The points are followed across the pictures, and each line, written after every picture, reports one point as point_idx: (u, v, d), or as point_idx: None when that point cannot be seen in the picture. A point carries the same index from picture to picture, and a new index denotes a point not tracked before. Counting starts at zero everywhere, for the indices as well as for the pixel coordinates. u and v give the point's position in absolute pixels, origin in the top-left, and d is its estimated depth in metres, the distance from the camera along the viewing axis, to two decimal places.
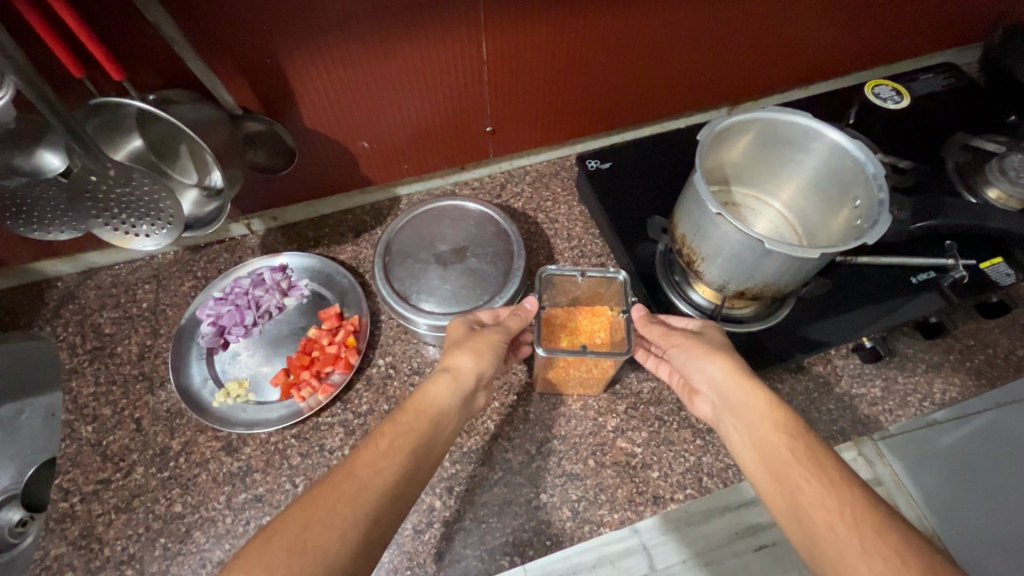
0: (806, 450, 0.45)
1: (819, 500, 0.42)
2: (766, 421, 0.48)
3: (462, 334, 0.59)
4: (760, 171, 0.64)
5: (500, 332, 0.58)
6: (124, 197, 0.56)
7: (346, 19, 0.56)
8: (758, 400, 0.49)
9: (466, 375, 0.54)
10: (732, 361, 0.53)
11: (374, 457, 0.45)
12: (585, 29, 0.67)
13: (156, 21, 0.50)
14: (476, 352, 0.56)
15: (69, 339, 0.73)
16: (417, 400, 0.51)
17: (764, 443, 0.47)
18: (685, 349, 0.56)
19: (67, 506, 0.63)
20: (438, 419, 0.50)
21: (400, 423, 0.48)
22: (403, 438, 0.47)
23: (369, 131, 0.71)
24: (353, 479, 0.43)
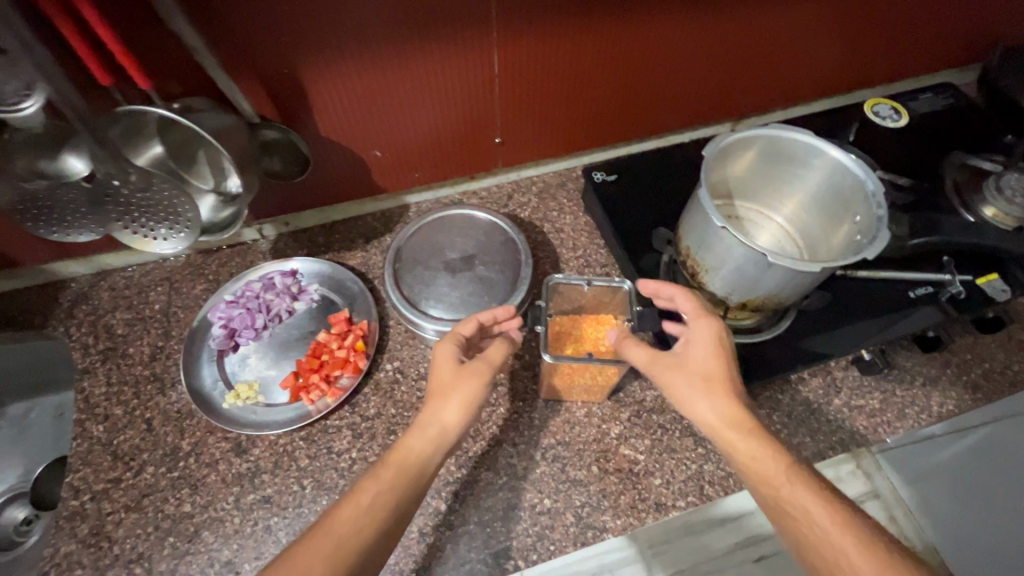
0: (801, 479, 0.46)
1: (820, 524, 0.44)
2: (761, 450, 0.48)
3: (447, 376, 0.56)
4: (762, 186, 0.66)
5: (486, 368, 0.57)
6: (144, 202, 0.57)
7: (363, 32, 0.58)
8: (750, 437, 0.49)
9: (448, 431, 0.54)
10: (728, 400, 0.51)
11: (352, 514, 0.47)
12: (593, 45, 0.69)
13: (181, 31, 0.51)
14: (463, 401, 0.55)
15: (83, 340, 0.75)
16: (395, 454, 0.52)
17: (761, 470, 0.48)
18: (667, 384, 0.54)
19: (78, 504, 0.64)
20: (418, 474, 0.51)
21: (377, 481, 0.50)
22: (383, 494, 0.49)
23: (380, 140, 0.73)
24: (329, 536, 0.46)
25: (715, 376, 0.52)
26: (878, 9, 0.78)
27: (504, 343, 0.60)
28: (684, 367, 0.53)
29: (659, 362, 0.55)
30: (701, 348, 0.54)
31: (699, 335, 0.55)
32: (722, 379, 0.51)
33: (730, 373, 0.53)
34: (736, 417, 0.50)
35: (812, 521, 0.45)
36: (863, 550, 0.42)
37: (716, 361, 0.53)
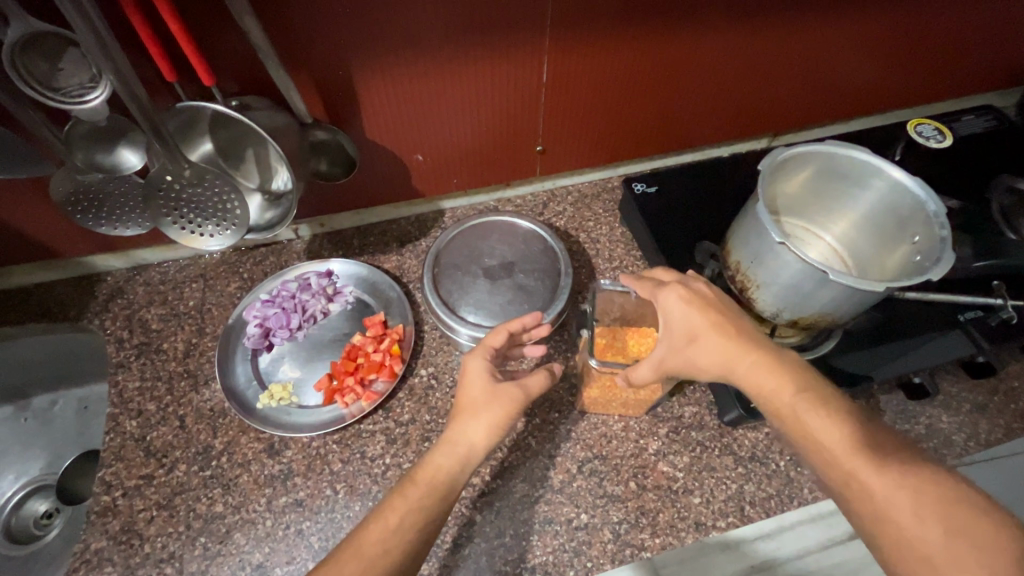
0: (810, 402, 0.46)
1: (830, 433, 0.44)
2: (768, 380, 0.48)
3: (477, 393, 0.54)
4: (812, 204, 0.65)
5: (517, 393, 0.53)
6: (194, 197, 0.58)
7: (421, 35, 0.58)
8: (754, 367, 0.48)
9: (477, 451, 0.51)
10: (725, 346, 0.50)
11: (382, 533, 0.46)
12: (642, 56, 0.69)
13: (247, 29, 0.51)
14: (490, 422, 0.52)
15: (117, 334, 0.74)
16: (423, 472, 0.49)
17: (771, 398, 0.47)
18: (689, 369, 0.52)
19: (109, 500, 0.63)
20: (449, 491, 0.49)
21: (406, 499, 0.48)
22: (412, 513, 0.47)
23: (425, 145, 0.73)
24: (357, 555, 0.45)
25: (706, 325, 0.51)
26: (927, 28, 0.77)
27: (543, 375, 0.56)
28: (672, 333, 0.53)
29: (663, 356, 0.53)
30: (675, 311, 0.53)
31: (666, 302, 0.53)
32: (711, 331, 0.50)
33: (719, 316, 0.51)
34: (738, 352, 0.49)
35: (823, 440, 0.44)
36: (883, 470, 0.41)
37: (701, 315, 0.51)
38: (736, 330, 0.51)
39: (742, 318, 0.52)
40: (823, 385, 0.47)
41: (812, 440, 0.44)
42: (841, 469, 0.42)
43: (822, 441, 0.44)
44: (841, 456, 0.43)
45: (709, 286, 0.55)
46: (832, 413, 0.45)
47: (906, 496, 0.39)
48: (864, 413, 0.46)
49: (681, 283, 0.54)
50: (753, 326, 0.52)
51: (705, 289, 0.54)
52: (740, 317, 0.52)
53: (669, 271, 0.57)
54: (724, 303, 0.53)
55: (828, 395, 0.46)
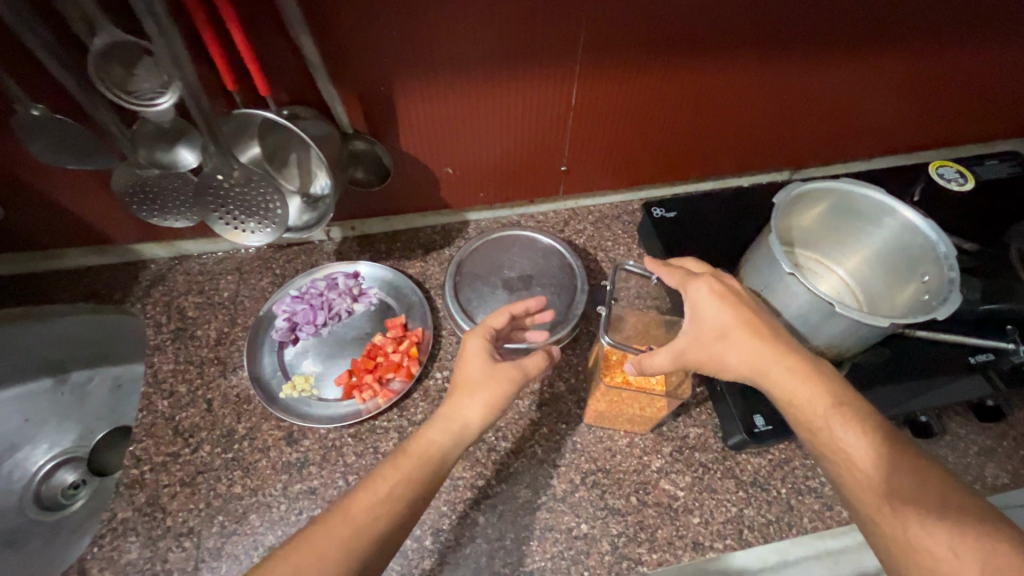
0: (843, 416, 0.48)
1: (860, 453, 0.46)
2: (800, 389, 0.50)
3: (478, 372, 0.56)
4: (826, 238, 0.67)
5: (514, 372, 0.56)
6: (240, 197, 0.62)
7: (460, 58, 0.62)
8: (788, 374, 0.51)
9: (471, 427, 0.54)
10: (754, 345, 0.53)
11: (371, 502, 0.48)
12: (667, 85, 0.72)
13: (303, 47, 0.56)
14: (487, 400, 0.55)
15: (156, 318, 0.79)
16: (417, 444, 0.52)
17: (804, 409, 0.50)
18: (711, 365, 0.55)
19: (137, 473, 0.67)
20: (438, 469, 0.51)
21: (396, 470, 0.51)
22: (402, 484, 0.50)
23: (455, 159, 0.77)
24: (346, 521, 0.47)
25: (739, 327, 0.54)
26: (951, 73, 0.79)
27: (542, 357, 0.58)
28: (701, 330, 0.55)
29: (685, 348, 0.55)
30: (707, 306, 0.55)
31: (698, 296, 0.56)
32: (742, 330, 0.53)
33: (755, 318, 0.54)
34: (771, 356, 0.52)
35: (857, 459, 0.46)
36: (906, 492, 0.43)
37: (733, 314, 0.54)
38: (767, 332, 0.53)
39: (773, 321, 0.55)
40: (859, 402, 0.49)
41: (846, 459, 0.47)
42: (870, 489, 0.45)
43: (859, 461, 0.46)
44: (869, 477, 0.45)
45: (739, 285, 0.58)
46: (862, 430, 0.47)
47: (935, 524, 0.41)
48: (901, 436, 0.47)
49: (714, 278, 0.57)
50: (784, 331, 0.55)
51: (735, 286, 0.58)
52: (770, 319, 0.55)
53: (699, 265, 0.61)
54: (754, 304, 0.57)
55: (862, 410, 0.48)
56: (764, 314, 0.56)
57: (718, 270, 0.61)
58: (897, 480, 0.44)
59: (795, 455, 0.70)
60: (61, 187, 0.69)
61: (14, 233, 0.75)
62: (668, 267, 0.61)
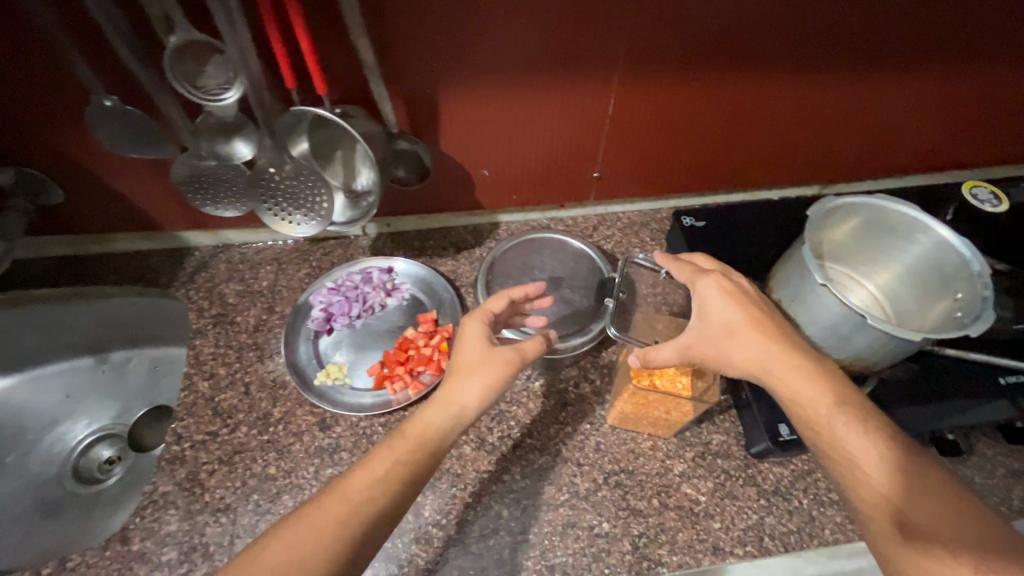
0: (846, 416, 0.48)
1: (862, 452, 0.46)
2: (804, 388, 0.51)
3: (475, 354, 0.58)
4: (858, 253, 0.67)
5: (514, 356, 0.58)
6: (290, 189, 0.65)
7: (505, 64, 0.65)
8: (793, 371, 0.52)
9: (468, 411, 0.55)
10: (760, 342, 0.54)
11: (366, 481, 0.49)
12: (702, 96, 0.73)
13: (360, 50, 0.59)
14: (483, 384, 0.56)
15: (198, 303, 0.83)
16: (414, 427, 0.53)
17: (808, 408, 0.50)
18: (717, 360, 0.56)
19: (178, 450, 0.70)
20: (434, 451, 0.52)
21: (393, 450, 0.51)
22: (399, 464, 0.50)
23: (491, 162, 0.79)
24: (341, 500, 0.48)
25: (745, 324, 0.55)
26: (988, 94, 0.79)
27: (539, 341, 0.61)
28: (708, 328, 0.56)
29: (691, 342, 0.57)
30: (715, 302, 0.57)
31: (707, 292, 0.58)
32: (748, 327, 0.55)
33: (759, 316, 0.56)
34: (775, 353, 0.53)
35: (858, 459, 0.46)
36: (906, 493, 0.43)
37: (739, 311, 0.56)
38: (772, 329, 0.55)
39: (778, 320, 0.56)
40: (863, 402, 0.49)
41: (848, 459, 0.47)
42: (869, 488, 0.45)
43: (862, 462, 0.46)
44: (870, 476, 0.45)
45: (747, 283, 0.60)
46: (865, 429, 0.47)
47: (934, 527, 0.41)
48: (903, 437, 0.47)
49: (723, 276, 0.59)
50: (789, 329, 0.56)
51: (744, 285, 0.59)
52: (777, 319, 0.57)
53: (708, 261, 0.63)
54: (761, 302, 0.58)
55: (868, 411, 0.48)
56: (773, 314, 0.57)
57: (728, 267, 0.63)
58: (900, 481, 0.44)
59: (818, 467, 0.70)
60: (118, 174, 0.72)
61: (70, 216, 0.79)
62: (680, 262, 0.62)
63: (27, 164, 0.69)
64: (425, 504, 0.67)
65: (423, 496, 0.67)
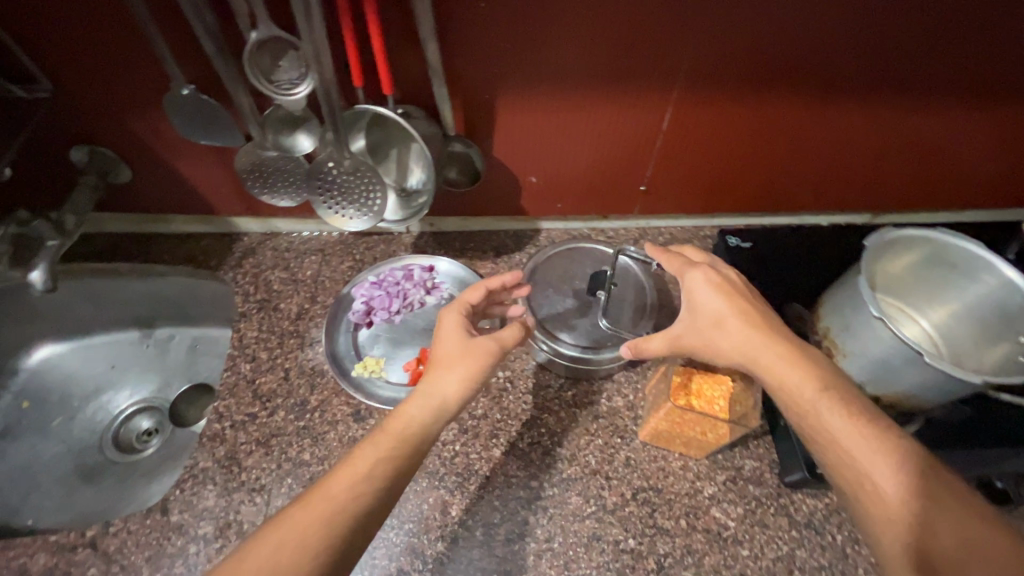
0: (830, 401, 0.49)
1: (847, 436, 0.47)
2: (790, 374, 0.52)
3: (453, 347, 0.58)
4: (914, 287, 0.66)
5: (493, 347, 0.58)
6: (345, 184, 0.67)
7: (566, 74, 0.65)
8: (804, 384, 0.50)
9: (450, 402, 0.55)
10: (747, 333, 0.55)
11: (350, 479, 0.47)
12: (758, 117, 0.72)
13: (429, 54, 0.60)
14: (464, 373, 0.56)
15: (245, 287, 0.85)
16: (395, 421, 0.53)
17: (792, 392, 0.51)
18: (704, 349, 0.57)
19: (219, 428, 0.72)
20: (419, 443, 0.52)
21: (375, 447, 0.50)
22: (382, 460, 0.49)
23: (539, 169, 0.80)
24: (326, 499, 0.46)
25: (747, 330, 0.55)
26: None
27: (518, 327, 0.62)
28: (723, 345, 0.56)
29: (680, 333, 0.58)
30: (703, 294, 0.58)
31: (695, 284, 0.59)
32: (735, 318, 0.55)
33: (783, 335, 0.54)
34: (773, 364, 0.53)
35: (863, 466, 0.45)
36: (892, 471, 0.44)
37: (727, 302, 0.57)
38: (759, 319, 0.55)
39: (767, 311, 0.57)
40: (844, 386, 0.50)
41: (853, 467, 0.46)
42: (854, 469, 0.46)
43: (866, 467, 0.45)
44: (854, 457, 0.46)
45: (736, 275, 0.60)
46: (849, 414, 0.48)
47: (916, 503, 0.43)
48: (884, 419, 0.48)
49: (711, 268, 0.60)
50: (776, 320, 0.56)
51: (734, 277, 0.60)
52: (764, 310, 0.57)
53: (700, 253, 0.64)
54: (749, 293, 0.59)
55: (849, 394, 0.49)
56: (769, 314, 0.57)
57: (716, 257, 0.64)
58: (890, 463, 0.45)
59: None
60: (182, 158, 0.75)
61: (132, 195, 0.83)
62: (671, 254, 0.64)
63: (99, 143, 0.73)
64: (452, 503, 0.68)
65: (452, 494, 0.68)
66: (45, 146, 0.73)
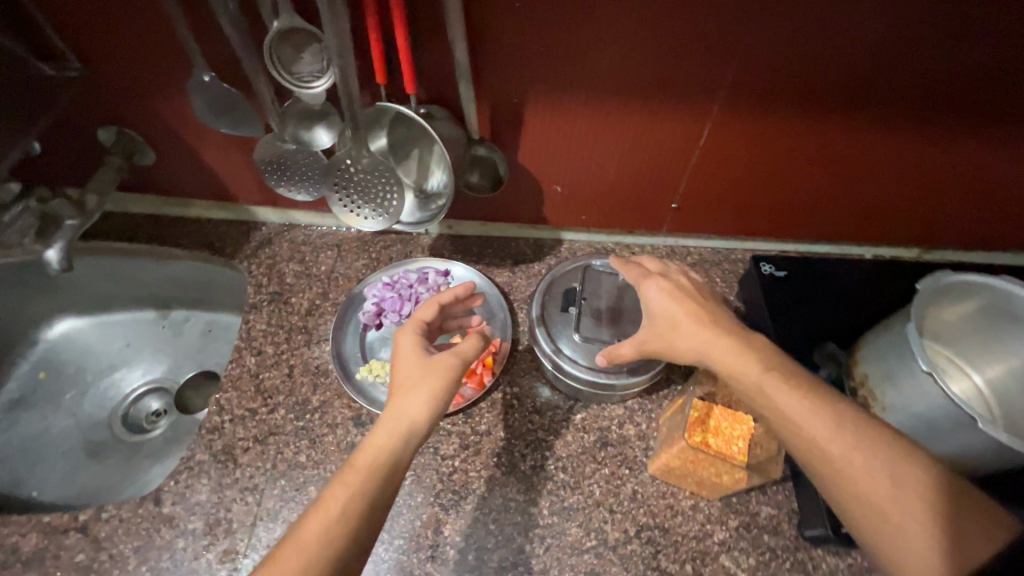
0: (774, 379, 0.50)
1: (790, 404, 0.48)
2: (736, 360, 0.52)
3: (413, 368, 0.56)
4: (969, 337, 0.60)
5: (455, 361, 0.57)
6: (363, 182, 0.65)
7: (599, 82, 0.61)
8: (748, 364, 0.51)
9: (420, 424, 0.53)
10: (700, 334, 0.55)
11: (323, 523, 0.45)
12: (802, 139, 0.67)
13: (458, 53, 0.57)
14: (431, 393, 0.54)
15: (258, 278, 0.84)
16: (364, 455, 0.50)
17: (738, 374, 0.52)
18: (666, 351, 0.58)
19: (218, 420, 0.71)
20: (393, 473, 0.50)
21: (345, 485, 0.48)
22: (357, 497, 0.47)
23: (566, 179, 0.76)
24: (299, 550, 0.44)
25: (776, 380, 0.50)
26: None
27: (476, 337, 0.60)
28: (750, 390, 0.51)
29: (644, 339, 0.61)
30: (656, 300, 0.60)
31: (649, 292, 0.61)
32: (689, 319, 0.56)
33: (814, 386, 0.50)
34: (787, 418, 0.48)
35: (838, 458, 0.45)
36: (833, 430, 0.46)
37: (680, 305, 0.58)
38: (711, 318, 0.56)
39: (720, 312, 0.58)
40: (795, 370, 0.51)
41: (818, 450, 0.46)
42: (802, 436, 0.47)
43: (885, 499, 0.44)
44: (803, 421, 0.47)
45: (686, 279, 0.62)
46: (794, 388, 0.49)
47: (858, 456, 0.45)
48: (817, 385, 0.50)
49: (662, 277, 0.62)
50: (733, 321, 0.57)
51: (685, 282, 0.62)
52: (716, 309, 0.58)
53: (654, 262, 0.66)
54: (703, 295, 0.60)
55: (789, 371, 0.50)
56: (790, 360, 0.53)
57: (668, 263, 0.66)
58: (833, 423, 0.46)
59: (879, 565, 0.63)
60: (204, 144, 0.74)
61: (154, 178, 0.82)
62: (628, 265, 0.65)
63: (128, 125, 0.72)
64: (445, 521, 0.65)
65: (446, 513, 0.65)
66: (71, 124, 0.72)
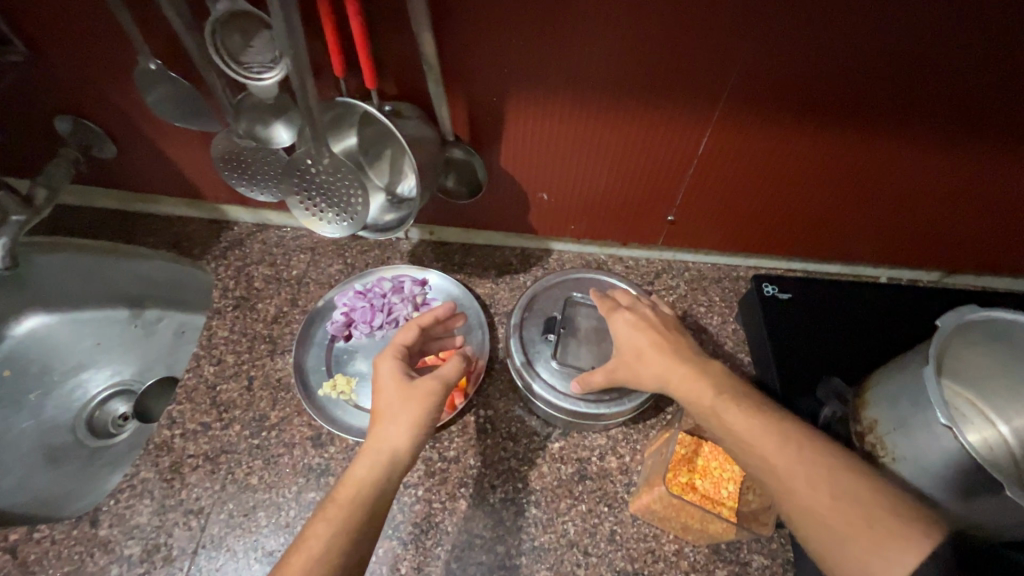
0: (732, 403, 0.47)
1: (743, 428, 0.45)
2: (697, 383, 0.49)
3: (392, 395, 0.51)
4: (995, 381, 0.53)
5: (436, 386, 0.52)
6: (324, 184, 0.59)
7: (587, 80, 0.55)
8: (704, 388, 0.48)
9: (402, 454, 0.49)
10: (665, 363, 0.52)
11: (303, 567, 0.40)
12: (815, 150, 0.61)
13: (423, 44, 0.51)
14: (412, 420, 0.50)
15: (225, 281, 0.79)
16: (344, 489, 0.46)
17: (694, 397, 0.49)
18: (634, 382, 0.56)
19: (167, 436, 0.66)
20: (377, 507, 0.46)
21: (327, 524, 0.44)
22: (341, 535, 0.43)
23: (553, 186, 0.70)
24: None
25: (768, 433, 0.44)
26: None
27: (459, 359, 0.55)
28: (738, 438, 0.45)
29: (613, 367, 0.58)
30: (624, 333, 0.57)
31: (616, 326, 0.59)
32: (652, 350, 0.54)
33: (809, 437, 0.44)
34: (764, 461, 0.43)
35: (782, 471, 0.42)
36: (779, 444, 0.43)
37: (644, 336, 0.56)
38: (677, 347, 0.54)
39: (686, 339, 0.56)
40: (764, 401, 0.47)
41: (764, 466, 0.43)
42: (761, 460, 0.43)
43: (887, 563, 0.36)
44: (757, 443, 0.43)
45: (652, 312, 0.59)
46: (755, 412, 0.45)
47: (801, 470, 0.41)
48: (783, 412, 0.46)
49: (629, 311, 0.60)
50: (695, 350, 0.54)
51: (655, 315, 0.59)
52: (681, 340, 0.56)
53: (627, 295, 0.63)
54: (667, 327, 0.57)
55: (750, 398, 0.47)
56: (780, 406, 0.47)
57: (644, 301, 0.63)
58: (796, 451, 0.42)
59: None
60: (165, 139, 0.70)
61: (119, 173, 0.78)
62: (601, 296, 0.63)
63: (83, 116, 0.68)
64: (404, 558, 0.59)
65: (405, 549, 0.60)
66: (25, 113, 0.68)
